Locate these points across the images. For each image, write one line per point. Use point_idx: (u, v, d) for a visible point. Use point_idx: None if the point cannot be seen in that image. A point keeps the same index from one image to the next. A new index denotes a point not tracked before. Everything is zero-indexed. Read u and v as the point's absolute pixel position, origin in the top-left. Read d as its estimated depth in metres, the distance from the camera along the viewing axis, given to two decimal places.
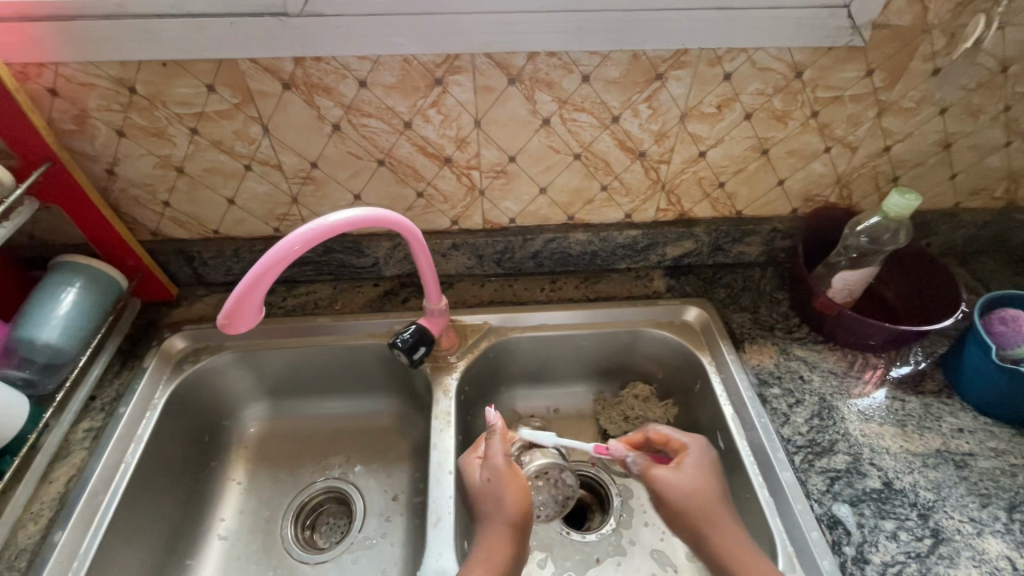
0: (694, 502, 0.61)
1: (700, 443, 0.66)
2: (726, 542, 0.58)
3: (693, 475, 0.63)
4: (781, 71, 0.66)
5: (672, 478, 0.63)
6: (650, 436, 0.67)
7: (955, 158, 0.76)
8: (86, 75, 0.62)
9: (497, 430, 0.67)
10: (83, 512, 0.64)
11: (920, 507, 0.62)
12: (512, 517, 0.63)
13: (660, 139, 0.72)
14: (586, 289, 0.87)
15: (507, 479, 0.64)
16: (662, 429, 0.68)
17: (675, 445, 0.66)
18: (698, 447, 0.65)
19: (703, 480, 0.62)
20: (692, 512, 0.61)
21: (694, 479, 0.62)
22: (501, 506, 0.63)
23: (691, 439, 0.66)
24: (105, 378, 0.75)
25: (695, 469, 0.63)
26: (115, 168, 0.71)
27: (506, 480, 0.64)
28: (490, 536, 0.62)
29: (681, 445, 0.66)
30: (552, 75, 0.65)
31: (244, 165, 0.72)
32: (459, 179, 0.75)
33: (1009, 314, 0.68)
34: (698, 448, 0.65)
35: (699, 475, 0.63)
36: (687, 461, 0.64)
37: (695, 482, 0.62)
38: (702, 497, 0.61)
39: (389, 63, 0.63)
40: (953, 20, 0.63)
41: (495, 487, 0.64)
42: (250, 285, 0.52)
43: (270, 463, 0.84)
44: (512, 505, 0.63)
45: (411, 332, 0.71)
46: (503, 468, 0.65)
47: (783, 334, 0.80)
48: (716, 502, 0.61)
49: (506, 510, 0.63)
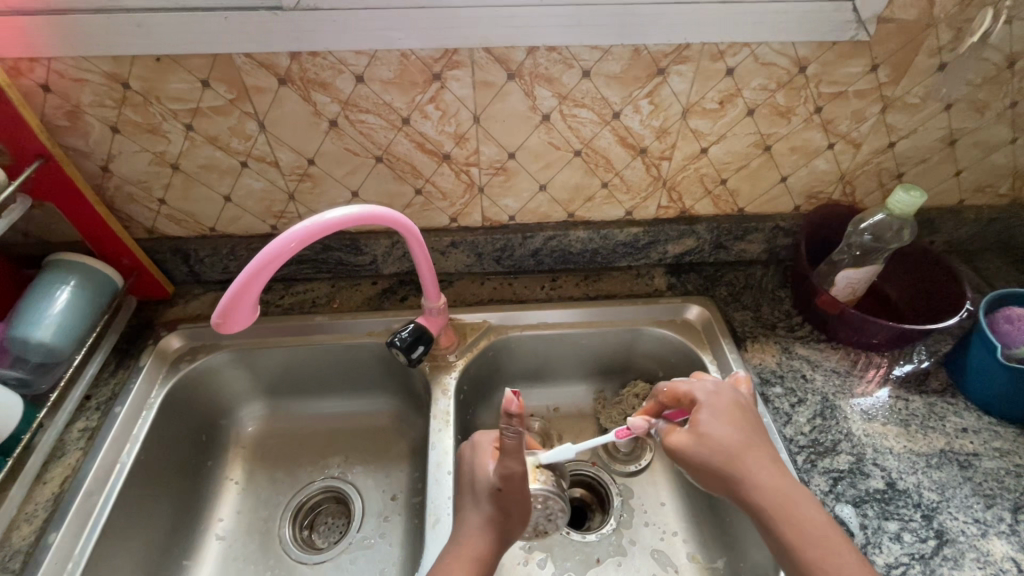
0: (724, 455, 0.56)
1: (713, 389, 0.60)
2: (761, 496, 0.54)
3: (714, 427, 0.57)
4: (785, 65, 0.65)
5: (692, 438, 0.57)
6: (660, 399, 0.62)
7: (959, 154, 0.75)
8: (79, 70, 0.61)
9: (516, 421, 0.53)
10: (77, 513, 0.63)
11: (925, 508, 0.62)
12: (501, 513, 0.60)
13: (662, 135, 0.71)
14: (586, 287, 0.86)
15: (517, 484, 0.59)
16: (670, 387, 0.62)
17: (687, 400, 0.60)
18: (711, 396, 0.60)
19: (726, 428, 0.57)
20: (723, 467, 0.55)
21: (716, 430, 0.57)
22: (501, 499, 0.59)
23: (701, 389, 0.61)
24: (100, 377, 0.75)
25: (714, 422, 0.58)
26: (109, 165, 0.70)
27: (512, 485, 0.59)
28: (476, 528, 0.59)
29: (692, 400, 0.60)
30: (552, 70, 0.64)
31: (240, 162, 0.71)
32: (458, 176, 0.74)
33: (1014, 313, 0.67)
34: (712, 397, 0.60)
35: (720, 426, 0.57)
36: (703, 416, 0.58)
37: (717, 434, 0.57)
38: (729, 452, 0.56)
39: (386, 58, 0.62)
40: (960, 14, 0.62)
41: (502, 487, 0.59)
42: (245, 283, 0.51)
43: (267, 463, 0.83)
44: (517, 500, 0.60)
45: (410, 331, 0.71)
46: (518, 471, 0.58)
47: (785, 333, 0.80)
48: (744, 448, 0.56)
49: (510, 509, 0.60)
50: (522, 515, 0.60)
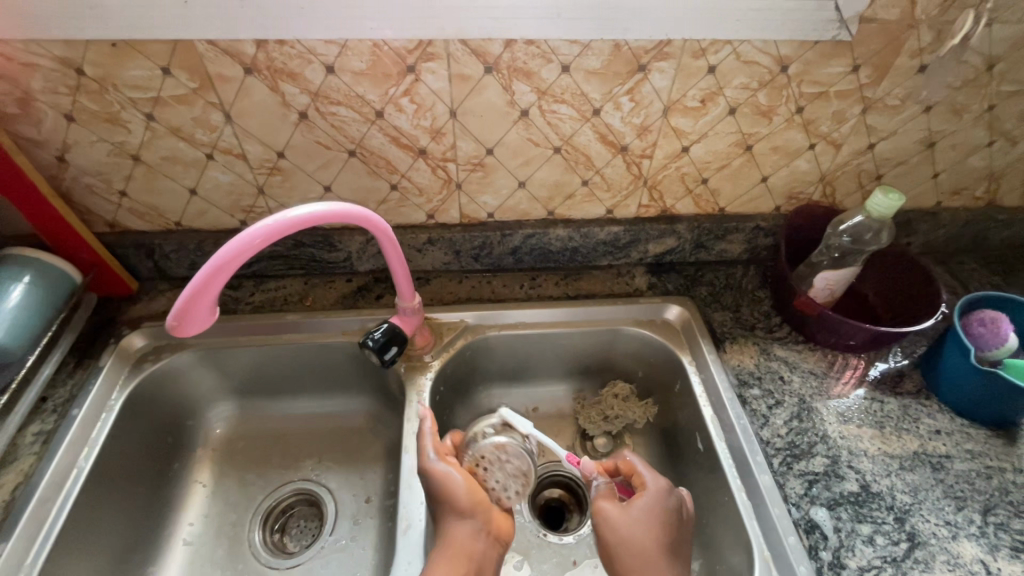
0: (631, 546, 0.58)
1: (657, 482, 0.62)
2: None
3: (638, 519, 0.60)
4: (767, 64, 0.64)
5: (616, 517, 0.60)
6: (620, 465, 0.66)
7: (937, 157, 0.75)
8: (29, 54, 0.58)
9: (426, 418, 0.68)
10: (29, 522, 0.60)
11: (897, 511, 0.62)
12: (468, 508, 0.62)
13: (643, 132, 0.70)
14: (566, 286, 0.85)
15: (446, 472, 0.63)
16: (631, 460, 0.65)
17: (637, 482, 0.63)
18: (659, 490, 0.61)
19: (649, 526, 0.59)
20: (625, 554, 0.58)
21: (642, 525, 0.59)
22: (450, 500, 0.62)
23: (653, 481, 0.62)
24: (57, 378, 0.71)
25: (643, 514, 0.60)
26: (65, 155, 0.67)
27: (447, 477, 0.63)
28: (464, 530, 0.61)
29: (642, 484, 0.63)
30: (530, 64, 0.62)
31: (205, 154, 0.68)
32: (434, 172, 0.72)
33: (988, 316, 0.67)
34: (658, 492, 0.61)
35: (647, 518, 0.60)
36: (638, 503, 0.61)
37: (641, 525, 0.59)
38: (642, 546, 0.58)
39: (358, 48, 0.59)
40: (941, 16, 0.61)
41: (431, 481, 0.63)
42: (201, 285, 0.49)
43: (238, 464, 0.81)
44: (454, 480, 0.62)
45: (383, 331, 0.69)
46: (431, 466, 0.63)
47: (764, 334, 0.79)
48: (656, 554, 0.58)
49: (458, 497, 0.62)
50: (478, 498, 0.63)
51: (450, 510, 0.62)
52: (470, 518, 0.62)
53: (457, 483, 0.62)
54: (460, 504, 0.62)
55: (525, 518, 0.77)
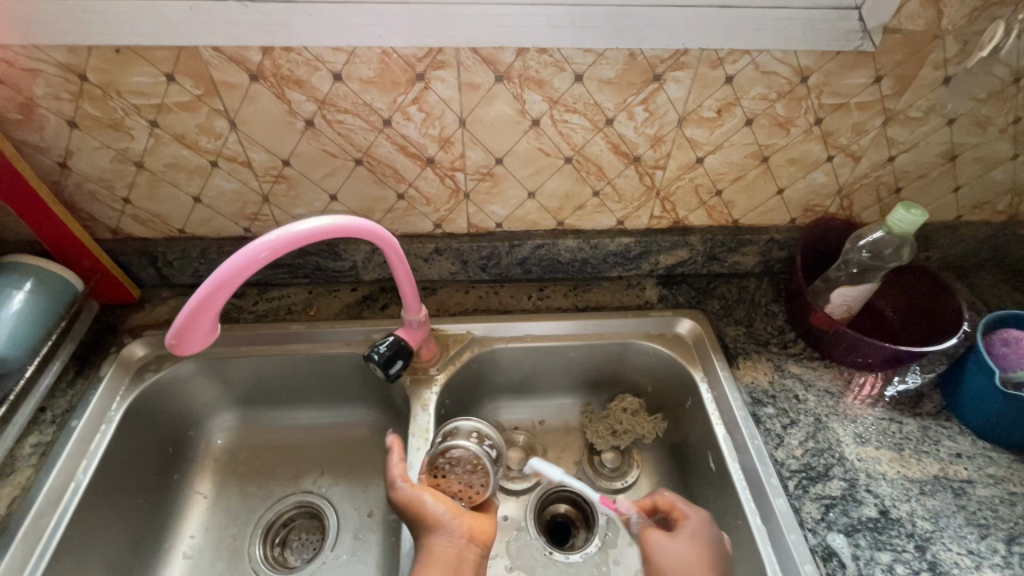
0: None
1: (702, 516, 0.62)
2: None
3: (687, 547, 0.60)
4: (786, 75, 0.62)
5: (666, 552, 0.60)
6: (657, 502, 0.65)
7: (959, 170, 0.73)
8: (31, 59, 0.56)
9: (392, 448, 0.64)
10: (25, 537, 0.59)
11: (918, 538, 0.60)
12: (437, 520, 0.60)
13: (656, 143, 0.68)
14: (575, 297, 0.83)
15: (413, 494, 0.61)
16: (669, 495, 0.64)
17: (678, 515, 0.63)
18: (700, 521, 0.62)
19: (696, 555, 0.59)
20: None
21: (688, 556, 0.59)
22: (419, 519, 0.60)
23: (695, 511, 0.63)
24: (57, 388, 0.70)
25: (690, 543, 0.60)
26: (68, 161, 0.66)
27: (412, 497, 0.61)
28: (440, 539, 0.59)
29: (683, 515, 0.62)
30: (542, 73, 0.60)
31: (209, 162, 0.67)
32: (442, 181, 0.71)
33: (1011, 335, 0.66)
34: (699, 523, 0.61)
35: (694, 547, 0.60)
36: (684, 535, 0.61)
37: (689, 553, 0.59)
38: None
39: (366, 56, 0.58)
40: (968, 26, 0.59)
41: (405, 507, 0.61)
42: (200, 303, 0.47)
43: (239, 476, 0.79)
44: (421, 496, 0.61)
45: (388, 345, 0.67)
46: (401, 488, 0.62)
47: (778, 350, 0.77)
48: None
49: (427, 513, 0.60)
50: (448, 506, 0.61)
51: (422, 524, 0.60)
52: (441, 527, 0.60)
53: (425, 502, 0.61)
54: (431, 516, 0.60)
55: (531, 535, 0.75)
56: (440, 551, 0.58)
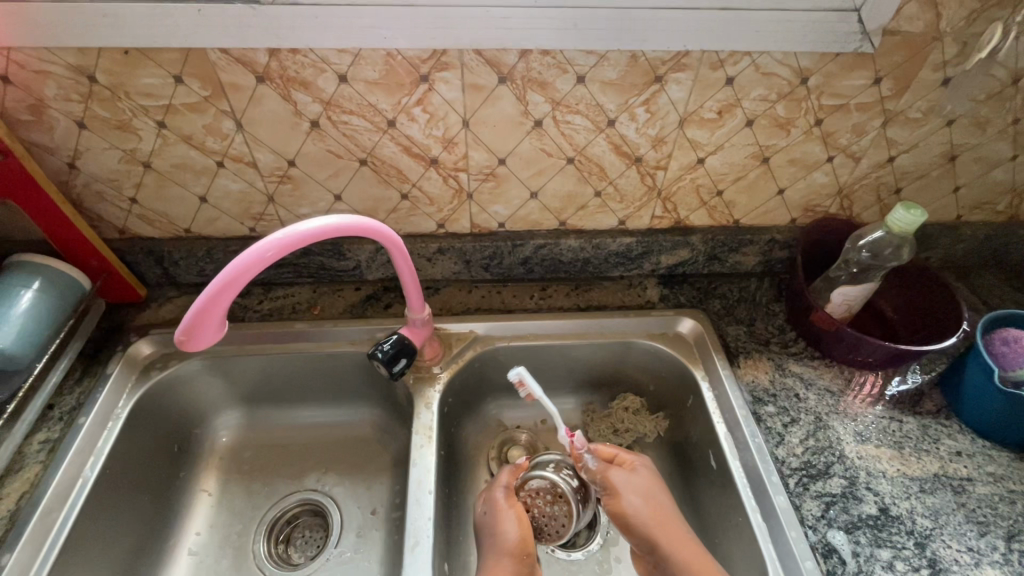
0: (651, 501, 0.63)
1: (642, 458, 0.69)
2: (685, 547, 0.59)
3: (645, 479, 0.66)
4: (786, 76, 0.63)
5: (624, 484, 0.65)
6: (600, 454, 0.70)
7: (959, 170, 0.74)
8: (41, 61, 0.57)
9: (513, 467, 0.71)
10: (33, 532, 0.60)
11: (918, 535, 0.60)
12: (514, 546, 0.62)
13: (658, 144, 0.69)
14: (577, 297, 0.84)
15: (504, 509, 0.66)
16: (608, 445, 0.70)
17: (623, 459, 0.69)
18: (641, 462, 0.68)
19: (650, 486, 0.65)
20: (650, 511, 0.63)
21: (644, 486, 0.65)
22: (499, 537, 0.63)
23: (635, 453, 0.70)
24: (65, 385, 0.71)
25: (645, 476, 0.66)
26: (76, 162, 0.67)
27: (503, 514, 0.65)
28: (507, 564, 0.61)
29: (627, 459, 0.69)
30: (545, 74, 0.61)
31: (216, 162, 0.68)
32: (446, 181, 0.71)
33: (1012, 335, 0.66)
34: (642, 463, 0.68)
35: (651, 478, 0.66)
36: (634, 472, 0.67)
37: (647, 483, 0.66)
38: (652, 502, 0.63)
39: (371, 57, 0.59)
40: (966, 28, 0.60)
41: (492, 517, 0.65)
42: (211, 300, 0.48)
43: (243, 474, 0.80)
44: (509, 516, 0.65)
45: (392, 343, 0.68)
46: (499, 502, 0.66)
47: (778, 349, 0.78)
48: (665, 508, 0.63)
49: (507, 536, 0.63)
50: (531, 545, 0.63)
51: (499, 544, 0.63)
52: (513, 554, 0.62)
53: (510, 521, 0.64)
54: (507, 542, 0.63)
55: None
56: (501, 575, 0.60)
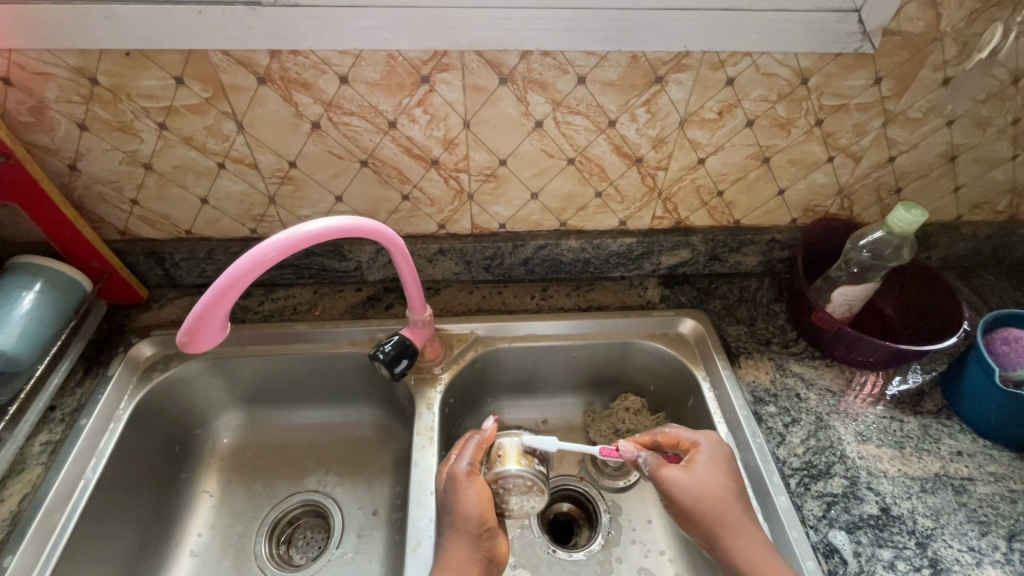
0: (714, 499, 0.58)
1: (712, 439, 0.63)
2: (747, 548, 0.56)
3: (709, 472, 0.60)
4: (787, 76, 0.63)
5: (686, 480, 0.60)
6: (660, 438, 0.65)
7: (959, 170, 0.74)
8: (43, 63, 0.57)
9: (480, 436, 0.66)
10: (35, 534, 0.60)
11: (919, 535, 0.60)
12: (470, 523, 0.60)
13: (658, 144, 0.69)
14: (578, 297, 0.84)
15: (462, 484, 0.62)
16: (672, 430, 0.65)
17: (687, 445, 0.63)
18: (712, 445, 0.62)
19: (718, 477, 0.60)
20: (713, 510, 0.58)
21: (710, 477, 0.60)
22: (458, 514, 0.60)
23: (702, 435, 0.64)
24: (66, 387, 0.71)
25: (709, 469, 0.60)
26: (77, 164, 0.67)
27: (460, 493, 0.62)
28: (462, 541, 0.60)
29: (692, 444, 0.63)
30: (546, 75, 0.61)
31: (217, 163, 0.68)
32: (447, 182, 0.71)
33: (1012, 334, 0.66)
34: (712, 447, 0.62)
35: (715, 470, 0.60)
36: (700, 460, 0.61)
37: (712, 476, 0.60)
38: (718, 498, 0.58)
39: (372, 59, 0.59)
40: (966, 28, 0.60)
41: (449, 492, 0.62)
42: (211, 301, 0.48)
43: (244, 475, 0.80)
44: (465, 495, 0.61)
45: (393, 344, 0.68)
46: (459, 475, 0.63)
47: (779, 349, 0.78)
48: (732, 502, 0.58)
49: (464, 513, 0.60)
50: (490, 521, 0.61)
51: (454, 521, 0.60)
52: (467, 532, 0.60)
53: (469, 495, 0.61)
54: (465, 520, 0.60)
55: (534, 534, 0.75)
56: (458, 554, 0.59)
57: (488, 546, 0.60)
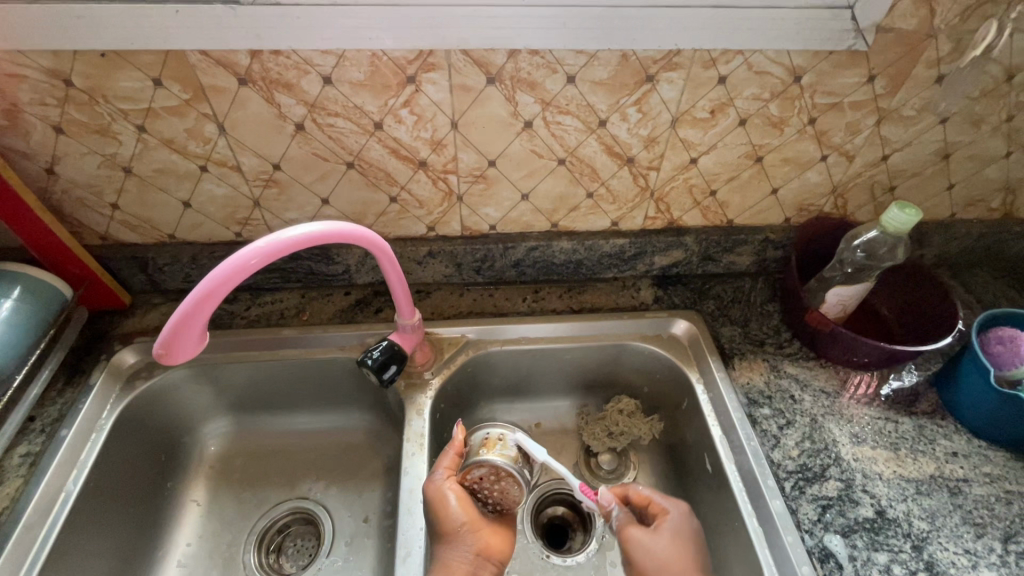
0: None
1: (682, 508, 0.62)
2: None
3: (670, 543, 0.58)
4: (779, 74, 0.62)
5: (647, 542, 0.58)
6: (632, 496, 0.64)
7: (953, 168, 0.73)
8: (14, 64, 0.56)
9: (453, 446, 0.65)
10: (15, 549, 0.58)
11: (914, 538, 0.60)
12: (454, 530, 0.60)
13: (650, 144, 0.68)
14: (570, 299, 0.83)
15: (440, 490, 0.62)
16: (644, 491, 0.64)
17: (657, 508, 0.62)
18: (682, 514, 0.61)
19: (680, 548, 0.58)
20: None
21: (672, 547, 0.58)
22: (443, 522, 0.60)
23: (674, 504, 0.62)
24: (47, 397, 0.70)
25: (672, 540, 0.59)
26: (55, 168, 0.65)
27: (440, 504, 0.61)
28: (455, 551, 0.59)
29: (663, 509, 0.62)
30: (535, 74, 0.60)
31: (199, 166, 0.66)
32: (435, 184, 0.70)
33: (1007, 334, 0.66)
34: (681, 515, 0.61)
35: (677, 544, 0.58)
36: (666, 528, 0.59)
37: (671, 549, 0.58)
38: (676, 569, 0.56)
39: (356, 58, 0.57)
40: (961, 25, 0.59)
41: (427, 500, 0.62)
42: (190, 310, 0.47)
43: (233, 483, 0.78)
44: (448, 501, 0.61)
45: (381, 350, 0.67)
46: (435, 484, 0.62)
47: (773, 350, 0.77)
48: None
49: (448, 520, 0.60)
50: (470, 518, 0.61)
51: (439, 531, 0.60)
52: (458, 536, 0.60)
53: (450, 503, 0.61)
54: (449, 525, 0.60)
55: (528, 539, 0.74)
56: (451, 559, 0.59)
57: (472, 539, 0.60)
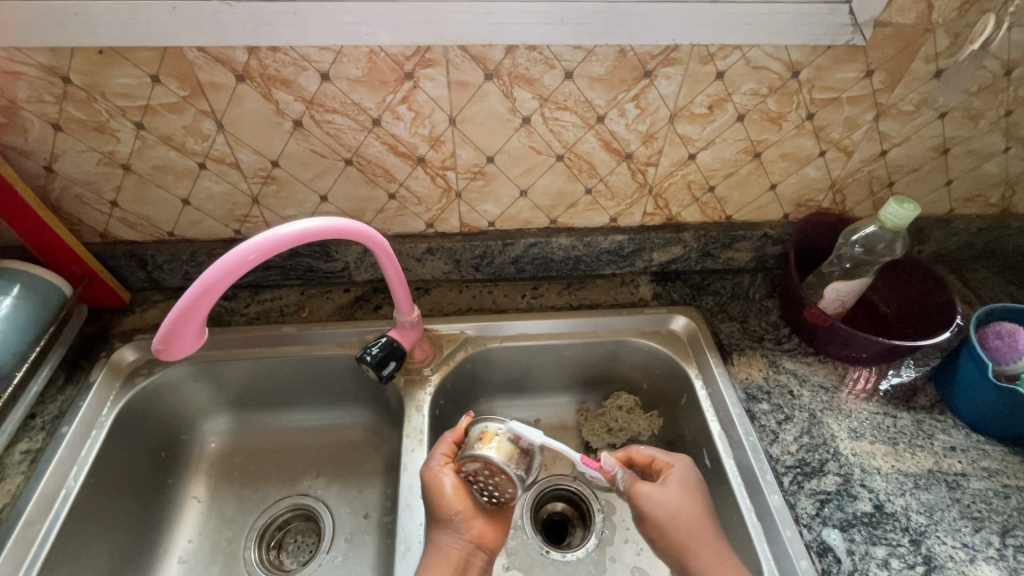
0: (679, 523, 0.60)
1: (684, 463, 0.64)
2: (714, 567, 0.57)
3: (679, 493, 0.61)
4: (777, 70, 0.62)
5: (658, 495, 0.62)
6: (634, 456, 0.66)
7: (951, 163, 0.73)
8: (13, 62, 0.56)
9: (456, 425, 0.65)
10: (16, 546, 0.58)
11: (912, 532, 0.60)
12: (448, 516, 0.61)
13: (648, 140, 0.68)
14: (569, 296, 0.83)
15: (438, 477, 0.62)
16: (646, 451, 0.66)
17: (660, 464, 0.65)
18: (683, 469, 0.64)
19: (688, 497, 0.61)
20: (678, 533, 0.60)
21: (680, 497, 0.61)
22: (439, 508, 0.61)
23: (676, 458, 0.65)
24: (46, 395, 0.70)
25: (681, 490, 0.62)
26: (53, 165, 0.65)
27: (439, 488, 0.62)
28: (449, 536, 0.61)
29: (665, 465, 0.64)
30: (533, 70, 0.60)
31: (198, 163, 0.66)
32: (433, 180, 0.70)
33: (1005, 328, 0.65)
34: (684, 469, 0.64)
35: (685, 495, 0.62)
36: (672, 482, 0.62)
37: (681, 500, 0.61)
38: (689, 515, 0.60)
39: (353, 55, 0.57)
40: (958, 19, 0.59)
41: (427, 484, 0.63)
42: (189, 306, 0.47)
43: (233, 480, 0.79)
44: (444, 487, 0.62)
45: (380, 347, 0.67)
46: (433, 469, 0.63)
47: (772, 345, 0.77)
48: (701, 521, 0.60)
49: (441, 507, 0.61)
50: (463, 506, 0.62)
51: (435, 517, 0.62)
52: (452, 523, 0.61)
53: (447, 488, 0.62)
54: (444, 511, 0.61)
55: (527, 534, 0.75)
56: (446, 545, 0.60)
57: (466, 528, 0.61)
